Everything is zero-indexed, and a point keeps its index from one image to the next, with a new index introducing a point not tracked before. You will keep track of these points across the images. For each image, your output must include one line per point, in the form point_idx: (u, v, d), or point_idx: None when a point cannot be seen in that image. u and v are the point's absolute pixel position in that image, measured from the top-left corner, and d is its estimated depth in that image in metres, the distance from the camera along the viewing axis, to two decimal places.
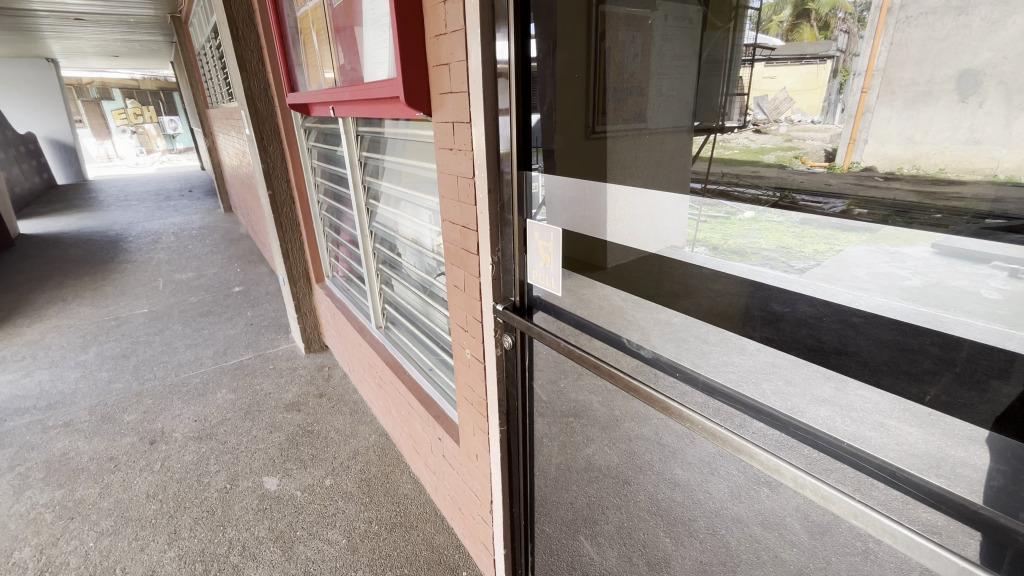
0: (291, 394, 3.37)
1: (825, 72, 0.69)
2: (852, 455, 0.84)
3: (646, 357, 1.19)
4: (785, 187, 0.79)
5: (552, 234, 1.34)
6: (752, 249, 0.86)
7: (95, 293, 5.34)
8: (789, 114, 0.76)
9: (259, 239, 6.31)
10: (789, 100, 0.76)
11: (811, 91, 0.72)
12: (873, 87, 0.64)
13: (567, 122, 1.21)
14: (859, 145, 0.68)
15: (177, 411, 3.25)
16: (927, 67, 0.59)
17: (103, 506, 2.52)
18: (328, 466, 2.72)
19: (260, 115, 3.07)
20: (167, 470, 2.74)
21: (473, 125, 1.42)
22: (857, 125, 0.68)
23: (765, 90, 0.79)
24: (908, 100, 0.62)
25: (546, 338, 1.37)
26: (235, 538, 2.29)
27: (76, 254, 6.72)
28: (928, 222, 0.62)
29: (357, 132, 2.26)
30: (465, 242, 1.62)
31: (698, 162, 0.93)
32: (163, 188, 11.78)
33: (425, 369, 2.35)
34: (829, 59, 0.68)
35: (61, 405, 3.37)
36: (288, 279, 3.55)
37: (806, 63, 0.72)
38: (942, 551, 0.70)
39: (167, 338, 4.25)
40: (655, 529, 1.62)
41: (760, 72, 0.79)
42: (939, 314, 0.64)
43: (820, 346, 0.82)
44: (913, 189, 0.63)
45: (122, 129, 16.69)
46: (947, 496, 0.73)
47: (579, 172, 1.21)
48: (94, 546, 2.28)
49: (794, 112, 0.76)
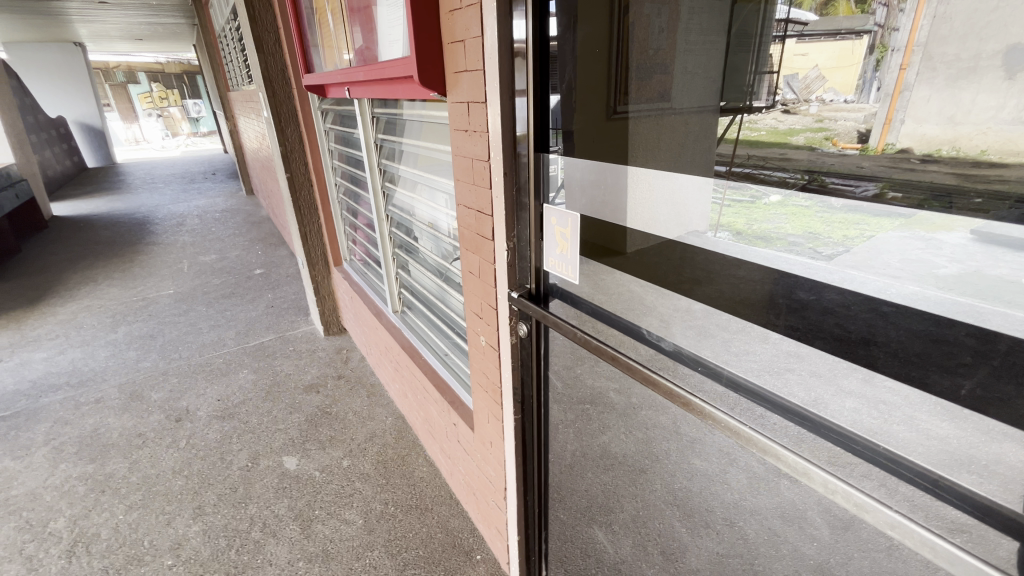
0: (311, 375, 3.44)
1: (861, 47, 0.64)
2: (888, 460, 0.78)
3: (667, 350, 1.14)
4: (814, 170, 0.74)
5: (568, 219, 1.29)
6: (778, 235, 0.82)
7: (123, 274, 5.50)
8: (820, 93, 0.71)
9: (280, 222, 6.38)
10: (821, 79, 0.71)
11: (846, 68, 0.67)
12: (913, 63, 0.60)
13: (585, 103, 1.17)
14: (894, 125, 0.63)
15: (201, 390, 3.35)
16: (972, 41, 0.55)
17: (132, 480, 2.62)
18: (346, 447, 2.77)
19: (278, 97, 3.07)
20: (194, 448, 2.84)
21: (488, 105, 1.38)
22: (894, 104, 0.62)
23: (795, 68, 0.73)
24: (950, 76, 0.57)
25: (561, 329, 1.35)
26: (256, 514, 2.36)
27: (106, 236, 6.92)
28: (968, 207, 0.59)
29: (373, 114, 2.23)
30: (480, 227, 1.59)
31: (723, 144, 0.88)
32: (187, 171, 11.98)
33: (442, 355, 2.34)
34: (866, 34, 0.64)
35: (92, 383, 3.51)
36: (307, 262, 3.59)
37: (838, 41, 0.67)
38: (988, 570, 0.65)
39: (192, 319, 4.37)
40: (671, 519, 1.58)
41: (791, 49, 0.73)
42: (978, 305, 0.60)
43: (847, 336, 0.78)
44: (950, 171, 0.59)
45: (147, 112, 16.95)
46: (990, 504, 0.67)
47: (599, 155, 1.17)
48: (124, 519, 2.38)
49: (825, 91, 0.70)
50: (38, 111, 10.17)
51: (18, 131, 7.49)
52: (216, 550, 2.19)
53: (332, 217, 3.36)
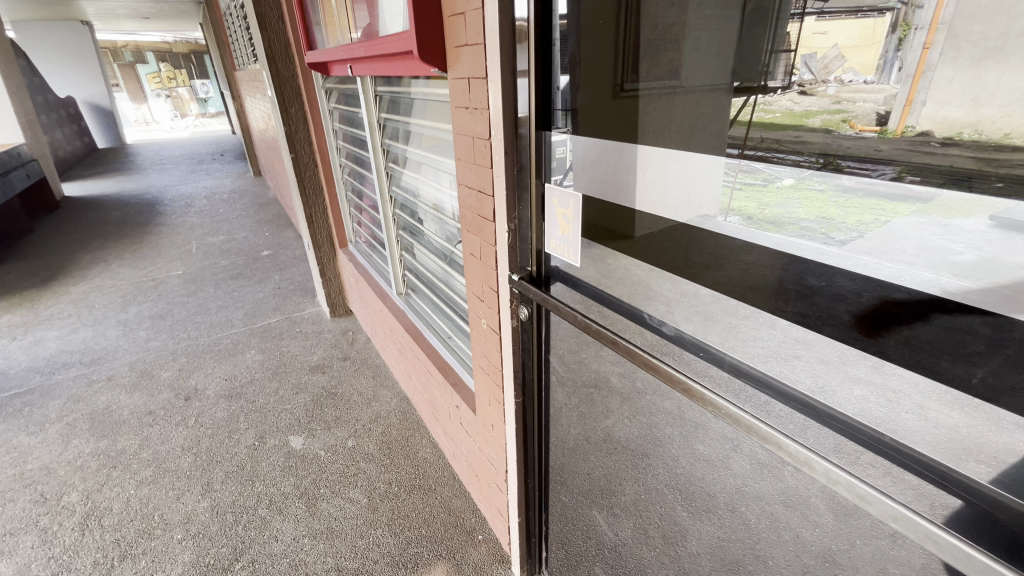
0: (316, 357, 3.47)
1: (883, 26, 0.61)
2: (886, 449, 0.77)
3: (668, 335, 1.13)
4: (829, 154, 0.71)
5: (569, 201, 1.26)
6: (790, 220, 0.79)
7: (133, 255, 5.55)
8: (838, 74, 0.67)
9: (286, 204, 6.37)
10: (840, 58, 0.67)
11: (866, 48, 0.63)
12: (937, 42, 0.57)
13: (591, 80, 1.13)
14: (915, 107, 0.60)
15: (209, 370, 3.39)
16: (1001, 20, 0.54)
17: (143, 456, 2.69)
18: (351, 428, 2.80)
19: (281, 76, 3.05)
20: (203, 426, 2.90)
21: (488, 81, 1.35)
22: (916, 85, 0.59)
23: (814, 47, 0.69)
24: (975, 56, 0.55)
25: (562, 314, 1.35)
26: (263, 492, 2.41)
27: (116, 216, 6.98)
28: (987, 193, 0.56)
29: (376, 92, 2.20)
30: (481, 208, 1.57)
31: (736, 127, 0.85)
32: (195, 151, 11.99)
33: (445, 338, 2.35)
34: (889, 11, 0.60)
35: (104, 361, 3.58)
36: (312, 244, 3.60)
37: (862, 19, 0.63)
38: (995, 566, 0.63)
39: (200, 299, 4.41)
40: (673, 503, 1.56)
41: (809, 27, 0.69)
42: (994, 294, 0.59)
43: (857, 322, 0.76)
44: (970, 152, 0.57)
45: (156, 93, 16.87)
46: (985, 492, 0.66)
47: (606, 135, 1.13)
48: (135, 494, 2.44)
49: (844, 71, 0.66)
50: (47, 91, 10.19)
51: (27, 110, 7.50)
52: (223, 526, 2.25)
53: (336, 198, 3.34)
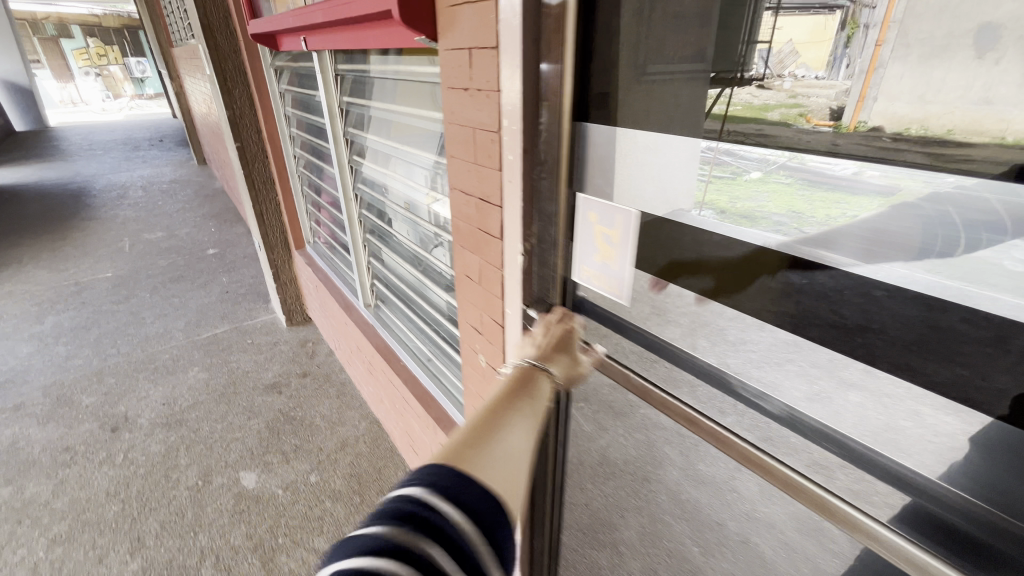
0: (271, 373, 3.18)
1: (832, 22, 0.59)
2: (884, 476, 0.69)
3: (775, 415, 0.80)
4: (793, 149, 0.66)
5: (618, 216, 0.92)
6: (760, 215, 0.72)
7: (54, 255, 4.98)
8: (793, 68, 0.64)
9: (237, 198, 5.90)
10: (794, 53, 0.64)
11: (818, 43, 0.61)
12: (888, 39, 0.55)
13: (648, 49, 0.81)
14: (867, 102, 0.57)
15: (142, 394, 3.04)
16: (947, 19, 0.50)
17: (59, 506, 2.35)
18: (313, 458, 2.57)
19: (222, 50, 2.70)
20: (135, 461, 2.59)
21: (500, 51, 0.99)
22: (868, 80, 0.57)
23: (769, 40, 0.65)
24: (923, 54, 0.52)
25: (610, 371, 1.07)
26: (207, 546, 2.14)
27: (36, 210, 6.27)
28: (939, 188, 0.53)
29: (337, 70, 1.94)
30: (483, 220, 1.23)
31: (709, 121, 0.75)
32: (132, 137, 11.00)
33: (423, 361, 2.13)
34: (838, 8, 0.58)
35: (14, 386, 3.15)
36: (264, 245, 3.28)
37: (813, 12, 0.60)
38: None
39: (132, 308, 3.98)
40: (683, 538, 1.42)
41: (764, 22, 0.65)
42: (965, 288, 0.54)
43: (843, 323, 0.66)
44: (927, 142, 0.53)
45: (84, 69, 14.54)
46: (974, 510, 0.61)
47: (661, 126, 0.82)
48: (47, 556, 2.13)
49: (798, 67, 0.63)
50: None
51: None
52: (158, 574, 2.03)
53: (290, 192, 3.05)
